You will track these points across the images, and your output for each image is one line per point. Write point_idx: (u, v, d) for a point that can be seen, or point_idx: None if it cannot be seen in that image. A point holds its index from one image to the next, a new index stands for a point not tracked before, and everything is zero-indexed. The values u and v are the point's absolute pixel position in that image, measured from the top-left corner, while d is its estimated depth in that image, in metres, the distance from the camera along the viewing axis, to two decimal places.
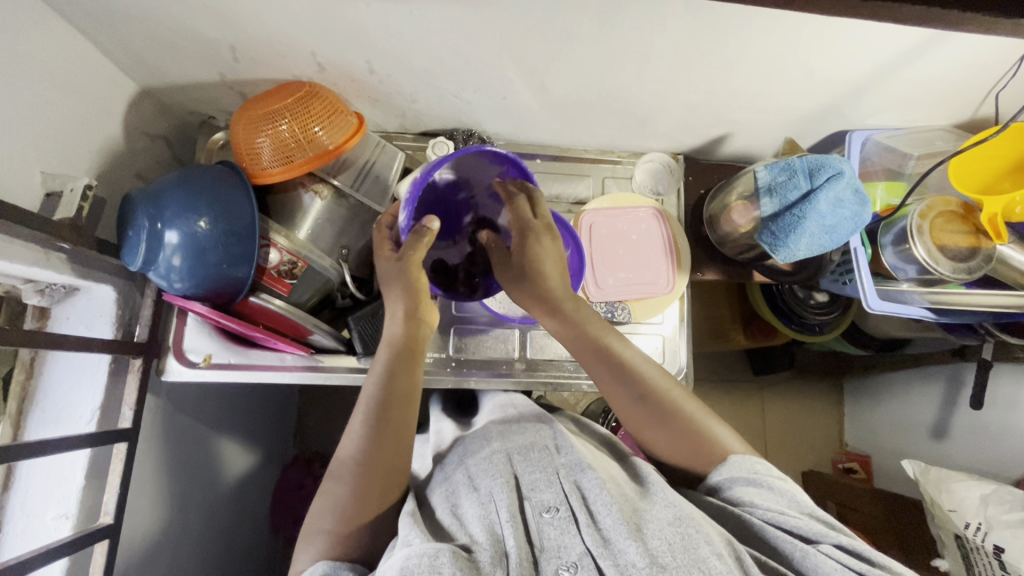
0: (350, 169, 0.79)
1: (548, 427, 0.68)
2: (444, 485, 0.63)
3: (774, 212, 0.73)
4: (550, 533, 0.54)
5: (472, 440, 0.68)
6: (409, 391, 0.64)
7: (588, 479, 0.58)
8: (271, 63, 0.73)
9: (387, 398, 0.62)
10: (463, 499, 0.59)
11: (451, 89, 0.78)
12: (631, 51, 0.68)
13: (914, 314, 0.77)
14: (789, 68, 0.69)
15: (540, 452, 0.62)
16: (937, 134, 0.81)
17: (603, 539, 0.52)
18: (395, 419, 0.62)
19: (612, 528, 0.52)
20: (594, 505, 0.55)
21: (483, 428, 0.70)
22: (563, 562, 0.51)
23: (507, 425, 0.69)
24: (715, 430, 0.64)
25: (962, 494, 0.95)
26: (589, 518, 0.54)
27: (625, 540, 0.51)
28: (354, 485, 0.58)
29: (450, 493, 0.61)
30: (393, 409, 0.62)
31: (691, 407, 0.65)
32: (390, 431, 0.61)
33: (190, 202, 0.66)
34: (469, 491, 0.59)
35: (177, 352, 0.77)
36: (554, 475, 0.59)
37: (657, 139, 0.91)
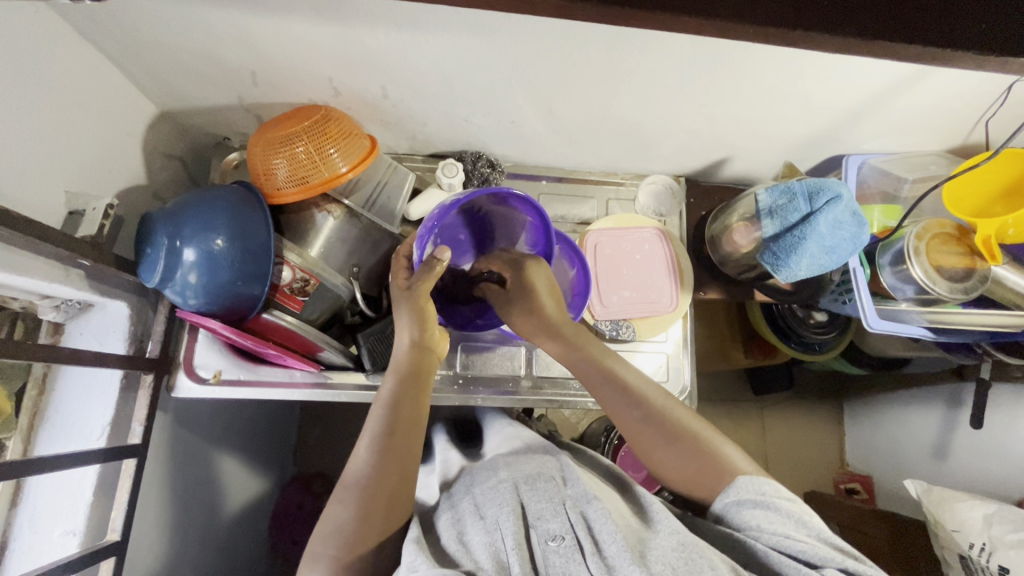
0: (363, 188, 0.82)
1: (554, 459, 0.69)
2: (450, 512, 0.63)
3: (776, 232, 0.75)
4: (555, 561, 0.55)
5: (480, 470, 0.68)
6: (417, 417, 0.64)
7: (594, 509, 0.59)
8: (289, 88, 0.75)
9: (396, 422, 0.62)
10: (469, 527, 0.59)
11: (462, 113, 0.80)
12: (636, 78, 0.70)
13: (913, 334, 0.80)
14: (788, 96, 0.72)
15: (546, 483, 0.63)
16: (931, 160, 0.84)
17: (608, 567, 0.54)
18: (401, 444, 0.61)
19: (617, 555, 0.54)
20: (600, 534, 0.56)
21: (491, 459, 0.70)
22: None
23: (514, 456, 0.70)
24: (722, 449, 0.64)
25: (965, 514, 0.96)
26: (594, 547, 0.55)
27: (629, 565, 0.52)
28: (359, 510, 0.58)
29: (456, 520, 0.61)
30: (400, 433, 0.62)
31: (695, 425, 0.66)
32: (395, 457, 0.60)
33: (208, 221, 0.68)
34: (476, 519, 0.60)
35: (187, 368, 0.77)
36: (560, 505, 0.60)
37: (660, 162, 0.93)
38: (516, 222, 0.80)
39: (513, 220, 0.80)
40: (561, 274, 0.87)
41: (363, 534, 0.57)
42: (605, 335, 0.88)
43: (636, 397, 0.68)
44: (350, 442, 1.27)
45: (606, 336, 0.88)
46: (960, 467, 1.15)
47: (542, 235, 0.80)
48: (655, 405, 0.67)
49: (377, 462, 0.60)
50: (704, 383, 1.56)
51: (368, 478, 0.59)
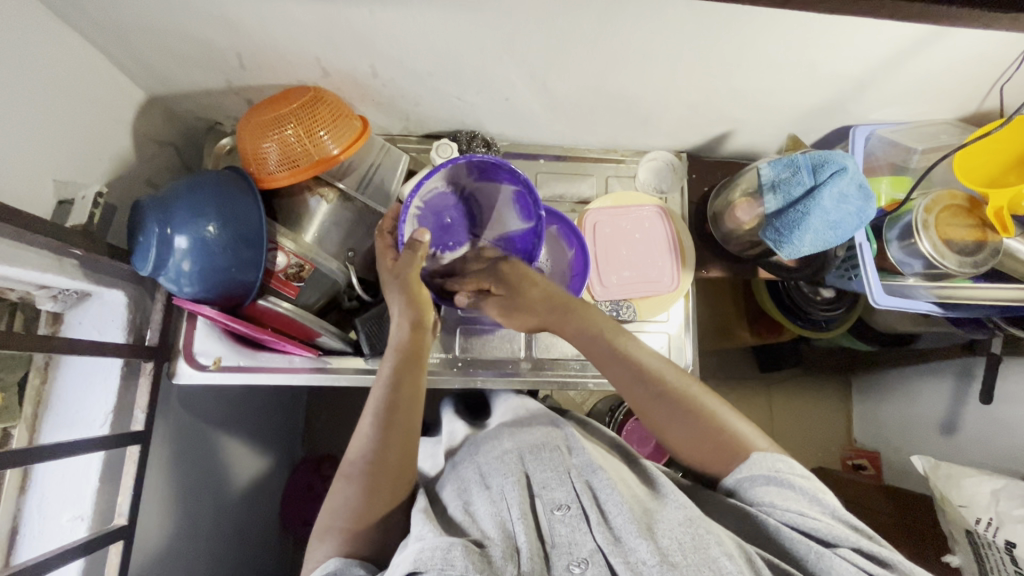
0: (354, 173, 0.80)
1: (559, 428, 0.69)
2: (455, 482, 0.64)
3: (779, 208, 0.72)
4: (561, 530, 0.55)
5: (484, 440, 0.69)
6: (415, 399, 0.65)
7: (599, 479, 0.59)
8: (277, 69, 0.73)
9: (395, 402, 0.64)
10: (475, 497, 0.60)
11: (454, 91, 0.78)
12: (636, 48, 0.67)
13: (920, 309, 0.77)
14: (792, 64, 0.69)
15: (551, 453, 0.64)
16: (942, 129, 0.80)
17: (615, 538, 0.53)
18: (400, 422, 0.63)
19: (622, 527, 0.54)
20: (606, 504, 0.57)
21: (495, 429, 0.72)
22: (574, 557, 0.53)
23: (518, 426, 0.71)
24: (738, 425, 0.63)
25: (972, 490, 0.96)
26: (600, 517, 0.55)
27: (636, 539, 0.52)
28: (365, 487, 0.59)
29: (462, 490, 0.62)
30: (400, 412, 0.64)
31: (712, 404, 0.65)
32: (395, 438, 0.62)
33: (197, 207, 0.66)
34: (481, 488, 0.61)
35: (187, 355, 0.78)
36: (566, 474, 0.61)
37: (661, 138, 0.90)
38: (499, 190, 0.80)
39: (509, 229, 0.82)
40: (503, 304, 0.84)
41: (374, 509, 0.59)
42: (606, 316, 0.87)
43: (649, 377, 0.66)
44: (357, 424, 1.29)
45: (607, 317, 0.87)
46: (971, 443, 1.15)
47: (529, 206, 0.78)
48: (671, 383, 0.66)
49: (377, 438, 0.62)
50: (709, 361, 1.56)
51: (372, 454, 0.61)
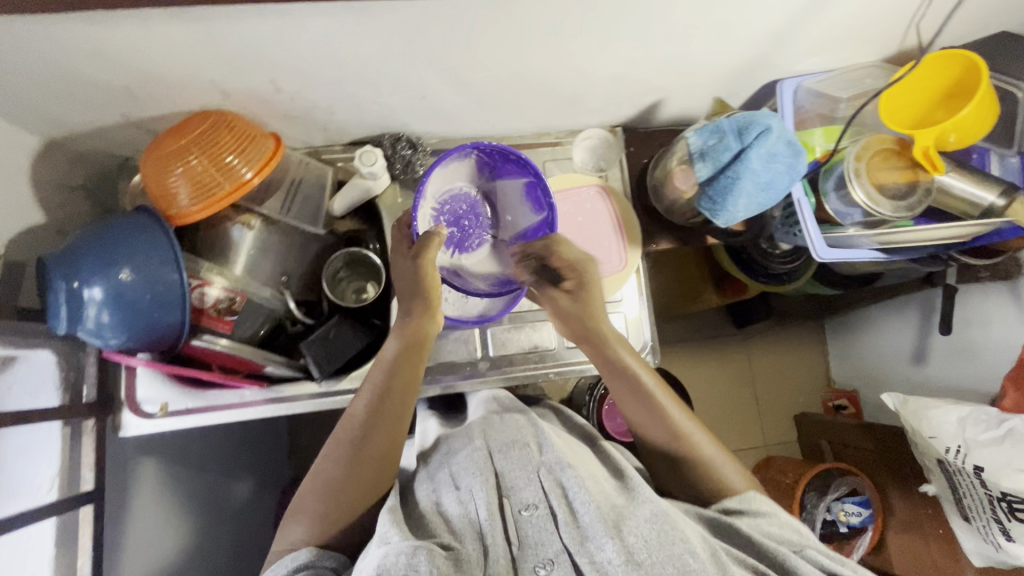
0: (277, 193, 0.76)
1: (526, 419, 0.70)
2: (427, 483, 0.65)
3: (710, 175, 0.71)
4: (528, 530, 0.55)
5: (456, 439, 0.69)
6: (408, 389, 0.68)
7: (568, 477, 0.58)
8: (172, 97, 0.69)
9: (388, 386, 0.67)
10: (445, 496, 0.60)
11: (368, 95, 0.74)
12: (545, 28, 0.64)
13: (864, 257, 0.77)
14: (707, 24, 0.67)
15: (520, 450, 0.64)
16: (867, 72, 0.79)
17: (582, 537, 0.53)
18: (393, 406, 0.66)
19: (590, 525, 0.53)
20: (574, 503, 0.56)
21: (466, 426, 0.72)
22: (540, 558, 0.53)
23: (489, 420, 0.71)
24: (722, 468, 0.66)
25: (940, 420, 0.96)
26: (568, 516, 0.55)
27: (603, 538, 0.52)
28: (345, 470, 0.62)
29: (434, 490, 0.63)
30: (392, 399, 0.66)
31: (700, 439, 0.68)
32: (387, 422, 0.65)
33: (106, 255, 0.62)
34: (452, 488, 0.61)
35: (131, 405, 0.76)
36: (534, 473, 0.60)
37: (593, 115, 0.88)
38: (518, 191, 0.82)
39: (523, 223, 0.83)
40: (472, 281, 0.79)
41: (352, 496, 0.61)
42: None
43: (653, 398, 0.70)
44: None
45: None
46: (940, 373, 1.17)
47: (540, 197, 0.79)
48: (666, 407, 0.69)
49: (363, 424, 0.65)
50: (684, 325, 1.57)
51: (355, 440, 0.64)
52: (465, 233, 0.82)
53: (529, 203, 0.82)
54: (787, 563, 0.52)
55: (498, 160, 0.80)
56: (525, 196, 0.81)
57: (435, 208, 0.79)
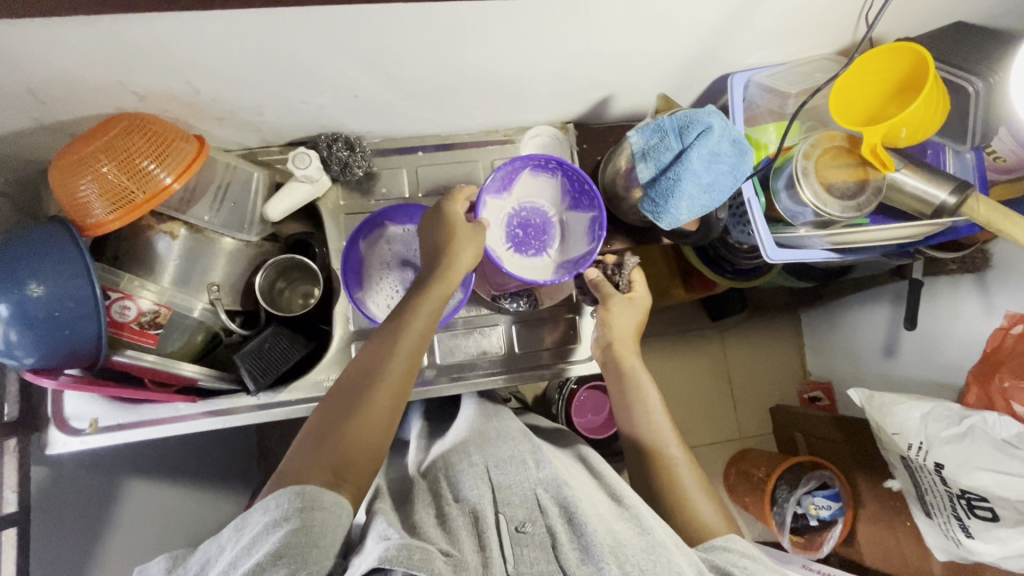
0: (204, 196, 0.73)
1: (529, 441, 0.69)
2: (422, 492, 0.63)
3: (652, 177, 0.68)
4: (521, 549, 0.54)
5: (451, 453, 0.68)
6: (429, 323, 0.65)
7: (567, 493, 0.58)
8: (82, 101, 0.65)
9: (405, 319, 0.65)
10: (443, 506, 0.59)
11: (295, 95, 0.70)
12: (473, 24, 0.61)
13: (817, 259, 0.75)
14: (644, 18, 0.64)
15: (518, 466, 0.63)
16: (818, 66, 0.76)
17: (581, 557, 0.53)
18: (411, 340, 0.63)
19: (592, 543, 0.53)
20: (575, 518, 0.55)
21: (460, 441, 0.71)
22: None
23: (484, 437, 0.70)
24: (699, 504, 0.66)
25: (904, 416, 0.94)
26: (566, 533, 0.55)
27: (602, 561, 0.51)
28: (355, 406, 0.59)
29: (432, 497, 0.61)
30: (411, 331, 0.64)
31: (686, 471, 0.69)
32: (400, 352, 0.62)
33: (9, 270, 0.59)
34: (451, 500, 0.60)
35: (58, 421, 0.73)
36: (531, 489, 0.60)
37: (541, 112, 0.84)
38: (581, 224, 0.80)
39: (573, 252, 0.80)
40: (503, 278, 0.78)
41: (355, 428, 0.57)
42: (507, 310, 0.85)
43: (652, 418, 0.74)
44: None
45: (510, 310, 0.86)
46: (907, 368, 1.16)
47: (594, 228, 0.76)
48: (659, 427, 0.73)
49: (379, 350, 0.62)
50: (658, 320, 1.55)
51: (372, 365, 0.61)
52: (519, 245, 0.80)
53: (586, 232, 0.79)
54: None
55: (578, 194, 0.78)
56: (586, 230, 0.78)
57: (510, 209, 0.80)
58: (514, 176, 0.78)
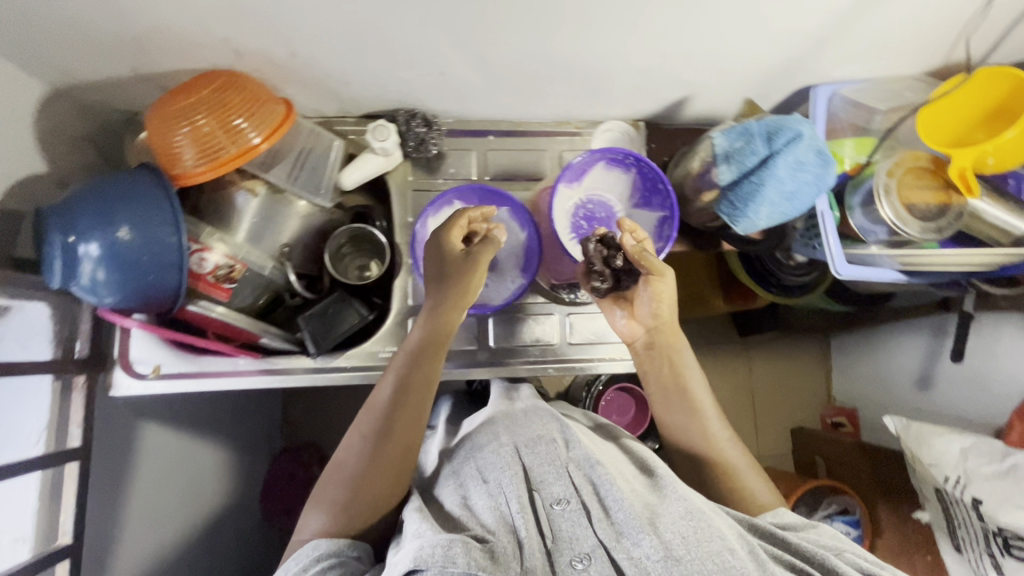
0: (285, 160, 0.74)
1: (557, 420, 0.68)
2: (452, 478, 0.65)
3: (733, 179, 0.68)
4: (562, 524, 0.56)
5: (480, 433, 0.68)
6: (433, 379, 0.68)
7: (599, 474, 0.58)
8: (182, 53, 0.66)
9: (410, 383, 0.66)
10: (472, 491, 0.61)
11: (384, 68, 0.71)
12: (577, 11, 0.61)
13: (886, 278, 0.74)
14: (746, 20, 0.63)
15: (547, 446, 0.64)
16: (906, 85, 0.75)
17: (617, 533, 0.54)
18: (414, 401, 0.66)
19: (624, 522, 0.53)
20: (606, 499, 0.56)
21: (489, 421, 0.70)
22: (576, 552, 0.54)
23: (513, 417, 0.70)
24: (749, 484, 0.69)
25: (941, 449, 0.94)
26: (601, 512, 0.56)
27: (639, 534, 0.52)
28: (363, 469, 0.63)
29: (459, 485, 0.63)
30: (414, 391, 0.66)
31: (733, 455, 0.72)
32: (406, 418, 0.65)
33: (104, 211, 0.61)
34: (479, 483, 0.61)
35: (124, 364, 0.75)
36: (563, 468, 0.61)
37: (616, 107, 0.84)
38: (646, 222, 0.81)
39: None
40: (566, 266, 0.79)
41: (370, 492, 0.62)
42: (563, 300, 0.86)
43: (699, 415, 0.73)
44: (333, 411, 1.27)
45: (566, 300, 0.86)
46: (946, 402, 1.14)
47: (666, 228, 0.78)
48: (700, 425, 0.73)
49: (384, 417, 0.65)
50: (689, 329, 1.54)
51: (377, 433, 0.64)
52: (588, 234, 0.80)
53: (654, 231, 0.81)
54: (827, 564, 0.54)
55: (649, 192, 0.80)
56: (655, 229, 0.80)
57: (578, 200, 0.80)
58: (585, 169, 0.78)
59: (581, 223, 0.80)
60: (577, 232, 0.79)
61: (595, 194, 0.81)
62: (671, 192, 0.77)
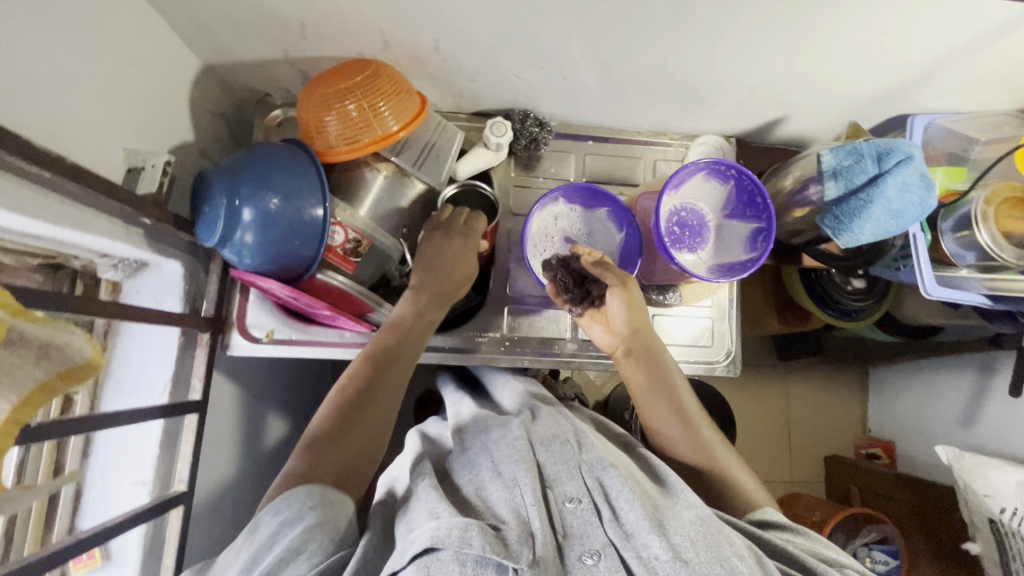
0: (412, 148, 0.78)
1: (570, 423, 0.67)
2: (468, 467, 0.62)
3: (839, 195, 0.72)
4: (574, 522, 0.54)
5: (492, 427, 0.68)
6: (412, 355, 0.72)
7: (611, 476, 0.56)
8: (337, 41, 0.72)
9: (390, 353, 0.70)
10: (487, 482, 0.58)
11: (513, 68, 0.76)
12: (712, 29, 0.66)
13: (973, 302, 0.77)
14: (866, 48, 0.68)
15: (562, 445, 0.61)
16: (1002, 120, 0.79)
17: (625, 534, 0.52)
18: (394, 369, 0.69)
19: (635, 522, 0.52)
20: (617, 501, 0.54)
21: (505, 417, 0.70)
22: (587, 549, 0.52)
23: (529, 416, 0.69)
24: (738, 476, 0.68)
25: (998, 480, 0.94)
26: (611, 514, 0.54)
27: (649, 535, 0.50)
28: (340, 431, 0.63)
29: (474, 476, 0.61)
30: (393, 361, 0.69)
31: (723, 456, 0.70)
32: (389, 381, 0.68)
33: (263, 179, 0.66)
34: (494, 474, 0.59)
35: (240, 327, 0.79)
36: (577, 469, 0.58)
37: (713, 122, 0.89)
38: (739, 234, 0.84)
39: (733, 256, 0.84)
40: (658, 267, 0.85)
41: (348, 450, 0.62)
42: (651, 299, 0.89)
43: (687, 418, 0.71)
44: None
45: (652, 300, 0.89)
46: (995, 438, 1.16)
47: (760, 239, 0.81)
48: (694, 427, 0.71)
49: (368, 383, 0.67)
50: None
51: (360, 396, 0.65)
52: (682, 240, 0.82)
53: (747, 242, 0.83)
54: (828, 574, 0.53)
55: (746, 205, 0.83)
56: (747, 239, 0.83)
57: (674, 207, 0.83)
58: (686, 178, 0.82)
59: (677, 228, 0.82)
60: (671, 237, 0.81)
61: (692, 203, 0.84)
62: (770, 204, 0.79)
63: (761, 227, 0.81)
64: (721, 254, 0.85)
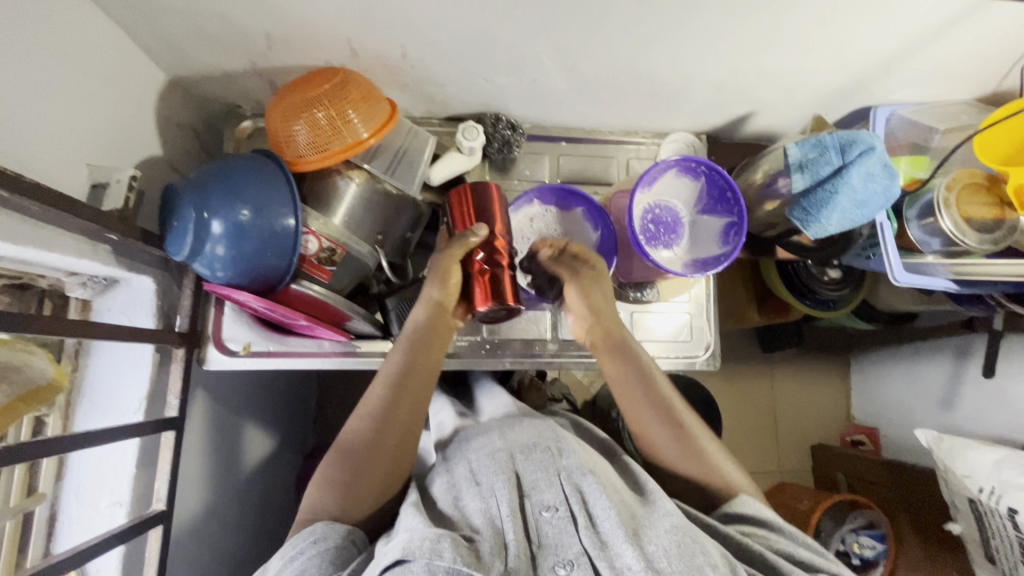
0: (384, 155, 0.79)
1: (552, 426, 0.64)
2: (447, 474, 0.62)
3: (806, 187, 0.73)
4: (549, 532, 0.54)
5: (472, 435, 0.65)
6: (431, 369, 0.68)
7: (589, 483, 0.56)
8: (304, 51, 0.71)
9: (409, 370, 0.67)
10: (464, 492, 0.58)
11: (482, 72, 0.77)
12: (674, 28, 0.67)
13: (938, 287, 0.79)
14: (824, 43, 0.70)
15: (543, 453, 0.60)
16: (960, 109, 0.82)
17: (601, 542, 0.53)
18: (412, 385, 0.66)
19: (610, 531, 0.53)
20: (594, 508, 0.55)
21: (487, 424, 0.67)
22: (562, 559, 0.52)
23: (508, 421, 0.67)
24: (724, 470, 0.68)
25: (976, 460, 0.96)
26: (588, 521, 0.54)
27: (623, 544, 0.51)
28: (365, 452, 0.62)
29: (452, 486, 0.60)
30: (414, 380, 0.67)
31: (709, 445, 0.70)
32: (406, 404, 0.66)
33: (232, 191, 0.66)
34: (471, 484, 0.58)
35: (217, 341, 0.78)
36: (555, 475, 0.58)
37: (683, 119, 0.90)
38: (713, 229, 0.85)
39: (706, 252, 0.84)
40: (634, 267, 0.86)
41: (374, 473, 0.62)
42: (629, 296, 0.90)
43: (671, 412, 0.70)
44: None
45: (630, 297, 0.90)
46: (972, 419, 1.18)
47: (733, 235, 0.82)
48: (678, 421, 0.70)
49: (387, 407, 0.65)
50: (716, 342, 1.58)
51: (380, 419, 0.64)
52: (656, 238, 0.83)
53: (720, 237, 0.84)
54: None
55: (716, 201, 0.84)
56: (720, 234, 0.84)
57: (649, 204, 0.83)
58: (658, 176, 0.82)
59: (651, 225, 0.82)
60: (645, 234, 0.82)
61: (665, 199, 0.84)
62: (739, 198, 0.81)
63: (733, 222, 0.83)
64: (694, 250, 0.85)
